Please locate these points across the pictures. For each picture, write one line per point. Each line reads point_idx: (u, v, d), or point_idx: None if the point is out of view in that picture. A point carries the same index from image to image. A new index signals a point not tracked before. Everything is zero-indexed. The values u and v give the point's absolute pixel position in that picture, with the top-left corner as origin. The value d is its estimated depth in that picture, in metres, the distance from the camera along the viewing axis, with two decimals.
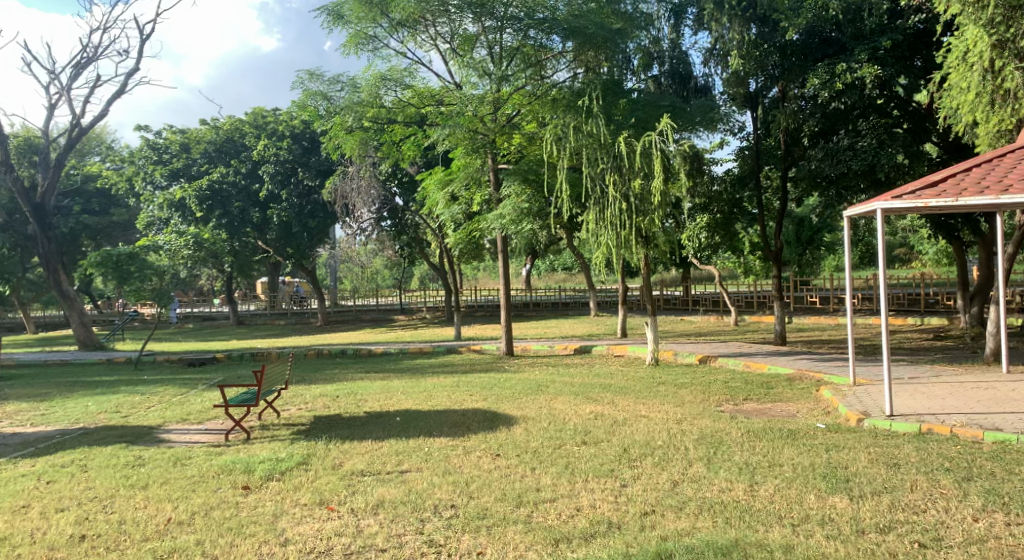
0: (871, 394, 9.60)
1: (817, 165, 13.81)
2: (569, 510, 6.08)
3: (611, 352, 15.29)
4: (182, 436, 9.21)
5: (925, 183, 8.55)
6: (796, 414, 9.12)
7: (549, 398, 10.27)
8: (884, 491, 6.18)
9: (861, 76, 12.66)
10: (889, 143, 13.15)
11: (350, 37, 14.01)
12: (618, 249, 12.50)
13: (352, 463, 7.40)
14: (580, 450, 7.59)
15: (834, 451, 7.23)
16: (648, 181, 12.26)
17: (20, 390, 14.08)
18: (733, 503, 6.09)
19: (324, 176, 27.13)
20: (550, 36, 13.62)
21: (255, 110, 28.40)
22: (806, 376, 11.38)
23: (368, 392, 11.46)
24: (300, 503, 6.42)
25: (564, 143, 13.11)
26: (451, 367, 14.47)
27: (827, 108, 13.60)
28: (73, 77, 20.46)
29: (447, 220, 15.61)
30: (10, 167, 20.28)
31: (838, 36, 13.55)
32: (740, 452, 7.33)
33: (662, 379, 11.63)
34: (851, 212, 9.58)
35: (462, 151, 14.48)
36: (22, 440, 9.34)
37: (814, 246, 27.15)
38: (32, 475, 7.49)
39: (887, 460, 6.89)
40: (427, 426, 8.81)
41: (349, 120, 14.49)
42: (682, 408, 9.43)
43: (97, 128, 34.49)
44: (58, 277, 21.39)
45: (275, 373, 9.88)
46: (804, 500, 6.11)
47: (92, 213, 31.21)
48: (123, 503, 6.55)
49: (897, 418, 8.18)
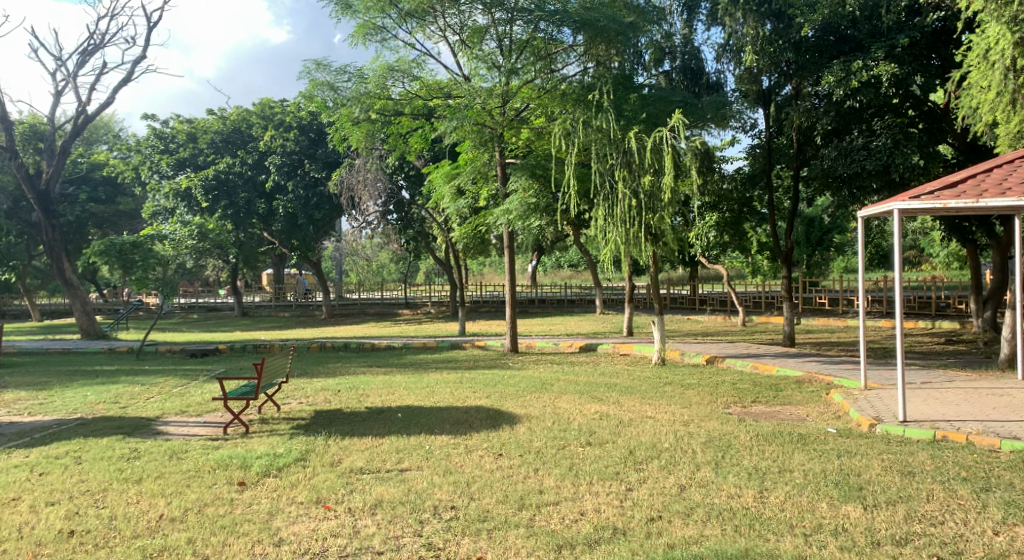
0: (883, 398, 9.38)
1: (830, 164, 13.56)
2: (572, 515, 5.90)
3: (617, 350, 15.09)
4: (180, 428, 9.05)
5: (943, 184, 8.31)
6: (806, 418, 8.91)
7: (554, 397, 10.06)
8: (899, 501, 5.98)
9: (877, 74, 12.44)
10: (905, 142, 12.87)
11: (359, 27, 13.80)
12: (627, 246, 12.31)
13: (350, 461, 7.23)
14: (584, 451, 7.40)
15: (847, 457, 7.03)
16: (658, 177, 12.04)
17: (20, 378, 13.94)
18: (742, 510, 5.90)
19: (330, 168, 26.90)
20: (561, 28, 13.43)
21: (262, 101, 28.12)
22: (816, 378, 11.18)
23: (370, 386, 11.29)
24: (296, 501, 6.25)
25: (572, 138, 12.83)
26: (455, 363, 14.27)
27: (842, 107, 13.23)
28: (79, 64, 20.34)
29: (454, 214, 15.40)
30: (15, 153, 20.11)
31: (853, 33, 13.23)
32: (750, 457, 7.14)
33: (669, 380, 11.40)
34: (866, 213, 9.33)
35: (470, 144, 14.26)
36: (19, 429, 9.19)
37: (824, 247, 26.91)
38: (24, 466, 7.34)
39: (901, 468, 6.68)
40: (429, 423, 8.63)
41: (356, 111, 14.29)
42: (690, 410, 9.22)
43: (105, 116, 34.53)
44: (60, 265, 21.24)
45: (275, 365, 9.69)
46: (816, 508, 5.91)
47: (99, 202, 31.14)
48: (115, 497, 6.40)
49: (910, 424, 7.97)
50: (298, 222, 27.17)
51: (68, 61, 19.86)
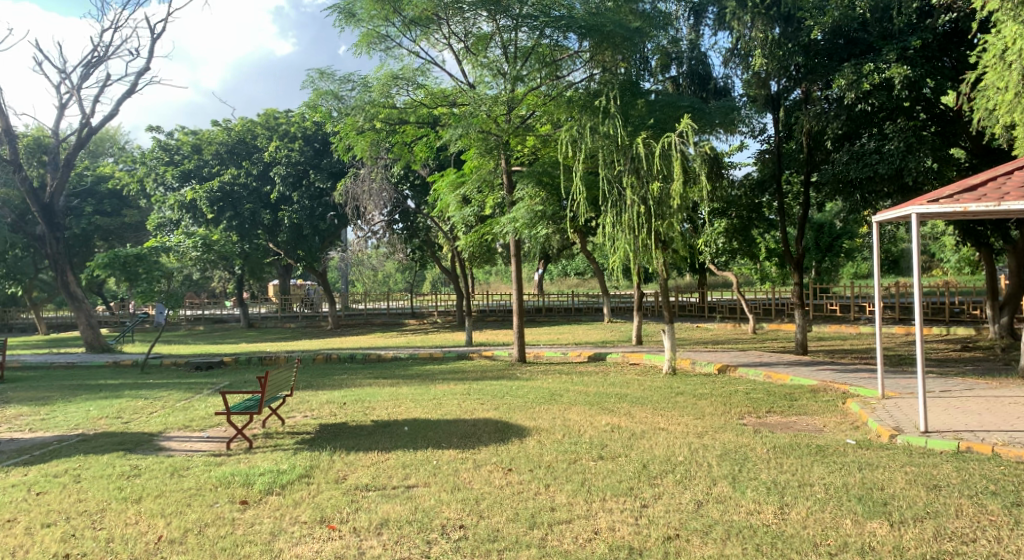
0: (902, 408, 9.11)
1: (842, 169, 13.30)
2: (586, 533, 5.69)
3: (626, 360, 14.86)
4: (183, 444, 8.87)
5: (963, 188, 8.17)
6: (823, 428, 8.67)
7: (563, 408, 9.84)
8: (927, 516, 5.76)
9: (889, 76, 12.20)
10: (918, 146, 12.62)
11: (361, 36, 13.68)
12: (635, 254, 12.12)
13: (355, 478, 7.02)
14: (597, 465, 7.18)
15: (868, 471, 6.79)
16: (667, 183, 11.87)
17: (22, 393, 13.78)
18: (763, 527, 5.69)
19: (336, 178, 26.82)
20: (567, 35, 13.26)
21: (266, 111, 28.09)
22: (832, 387, 10.93)
23: (376, 399, 11.09)
24: (300, 520, 6.05)
25: (579, 145, 12.62)
26: (462, 374, 14.04)
27: (853, 110, 12.95)
28: (83, 76, 20.30)
29: (460, 223, 15.24)
30: (19, 166, 20.01)
31: (864, 35, 13.09)
32: (767, 470, 6.89)
33: (681, 390, 11.16)
34: (881, 218, 9.18)
35: (476, 152, 14.02)
36: (20, 446, 9.03)
37: (833, 253, 26.64)
38: (22, 485, 7.16)
39: (925, 482, 6.44)
40: (436, 437, 8.42)
41: (360, 120, 14.12)
42: (703, 422, 8.98)
43: (110, 128, 34.64)
44: (65, 277, 21.13)
45: (280, 378, 9.49)
46: (840, 525, 5.68)
47: (104, 214, 31.11)
48: (113, 517, 6.21)
49: (932, 435, 7.72)
50: (304, 232, 27.05)
51: (73, 73, 19.83)
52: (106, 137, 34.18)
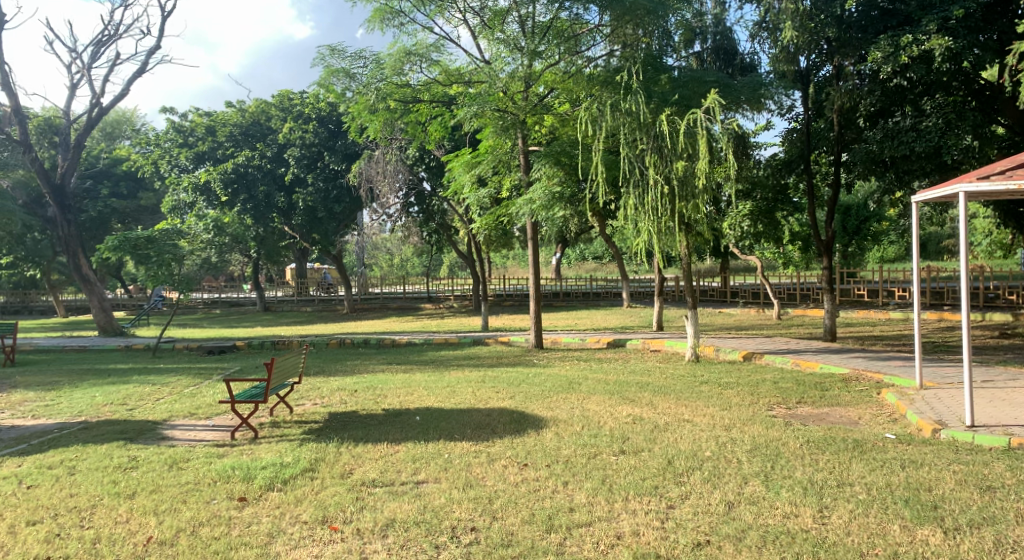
0: (944, 400, 8.54)
1: (875, 147, 12.70)
2: (608, 539, 5.26)
3: (647, 347, 14.36)
4: (187, 432, 8.53)
5: (1017, 162, 7.56)
6: (858, 421, 8.14)
7: (583, 398, 9.38)
8: (984, 523, 5.28)
9: (929, 47, 11.47)
10: (957, 122, 12.01)
11: (375, 11, 13.20)
12: (659, 236, 11.56)
13: (362, 472, 6.60)
14: (618, 460, 6.72)
15: (913, 469, 6.27)
16: (692, 162, 11.30)
17: (29, 378, 13.47)
18: (801, 533, 5.24)
19: (350, 160, 26.25)
20: (587, 7, 12.88)
21: (281, 92, 27.72)
22: (864, 377, 10.35)
23: (388, 386, 10.68)
24: (300, 520, 5.66)
25: (598, 123, 11.91)
26: (477, 360, 13.60)
27: (888, 85, 12.37)
28: (94, 55, 19.97)
29: (474, 204, 14.82)
30: (29, 147, 19.68)
31: (902, 6, 12.38)
32: (802, 468, 6.38)
33: (706, 379, 10.61)
34: (920, 196, 8.62)
35: (492, 132, 13.37)
36: (19, 434, 8.70)
37: (861, 236, 25.92)
38: (13, 477, 6.82)
39: (978, 483, 5.93)
40: (449, 428, 7.98)
41: (372, 98, 13.63)
42: (730, 413, 8.47)
43: (126, 110, 34.46)
44: (77, 260, 20.82)
45: (287, 365, 9.02)
46: (888, 532, 5.23)
47: (120, 197, 30.96)
48: (102, 515, 5.85)
49: (980, 430, 7.18)
50: (318, 215, 26.67)
51: (84, 52, 19.48)
52: (123, 119, 33.92)
